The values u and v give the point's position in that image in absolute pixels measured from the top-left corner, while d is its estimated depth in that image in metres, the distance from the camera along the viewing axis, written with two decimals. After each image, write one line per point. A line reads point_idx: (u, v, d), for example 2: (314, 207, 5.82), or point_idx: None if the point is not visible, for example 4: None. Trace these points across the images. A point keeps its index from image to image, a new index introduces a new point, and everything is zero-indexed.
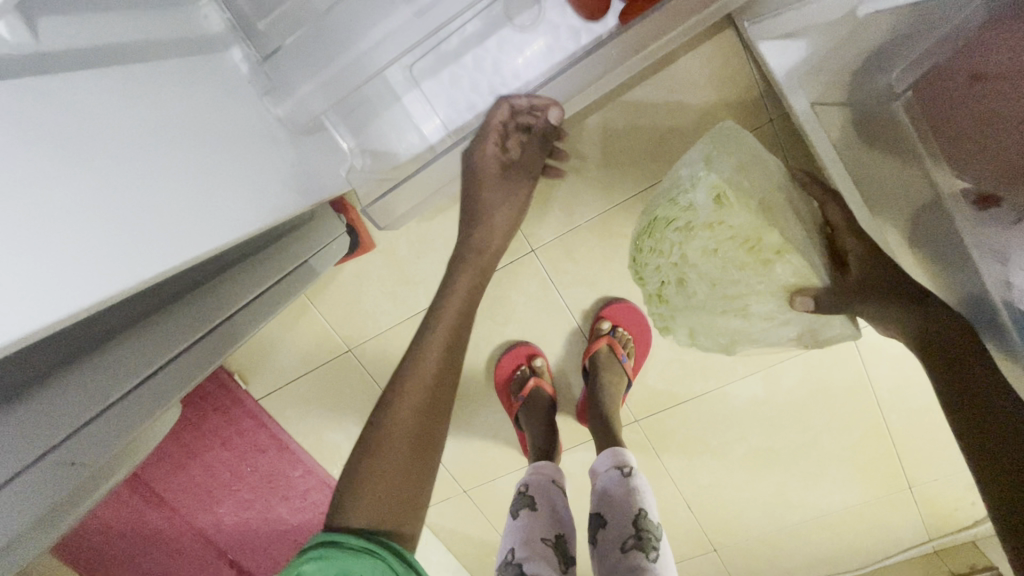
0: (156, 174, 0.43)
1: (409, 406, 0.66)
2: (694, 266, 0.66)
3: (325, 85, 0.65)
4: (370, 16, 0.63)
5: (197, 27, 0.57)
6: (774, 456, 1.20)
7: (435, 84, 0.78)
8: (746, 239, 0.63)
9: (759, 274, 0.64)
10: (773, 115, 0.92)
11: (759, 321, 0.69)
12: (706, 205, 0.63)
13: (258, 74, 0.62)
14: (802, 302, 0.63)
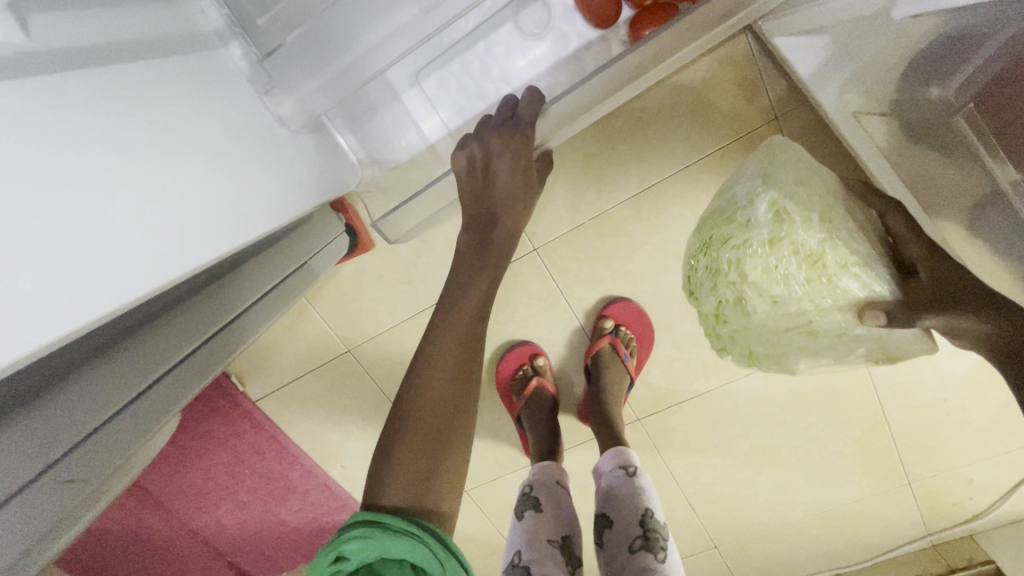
0: (162, 181, 0.42)
1: (438, 374, 0.59)
2: (753, 282, 0.66)
3: (328, 83, 0.63)
4: (372, 15, 0.60)
5: (194, 23, 0.54)
6: (776, 453, 1.20)
7: (435, 81, 0.75)
8: (804, 253, 0.62)
9: (822, 287, 0.62)
10: (778, 113, 0.92)
11: (828, 342, 0.65)
12: (765, 221, 0.64)
13: (258, 70, 0.59)
14: (872, 316, 0.59)
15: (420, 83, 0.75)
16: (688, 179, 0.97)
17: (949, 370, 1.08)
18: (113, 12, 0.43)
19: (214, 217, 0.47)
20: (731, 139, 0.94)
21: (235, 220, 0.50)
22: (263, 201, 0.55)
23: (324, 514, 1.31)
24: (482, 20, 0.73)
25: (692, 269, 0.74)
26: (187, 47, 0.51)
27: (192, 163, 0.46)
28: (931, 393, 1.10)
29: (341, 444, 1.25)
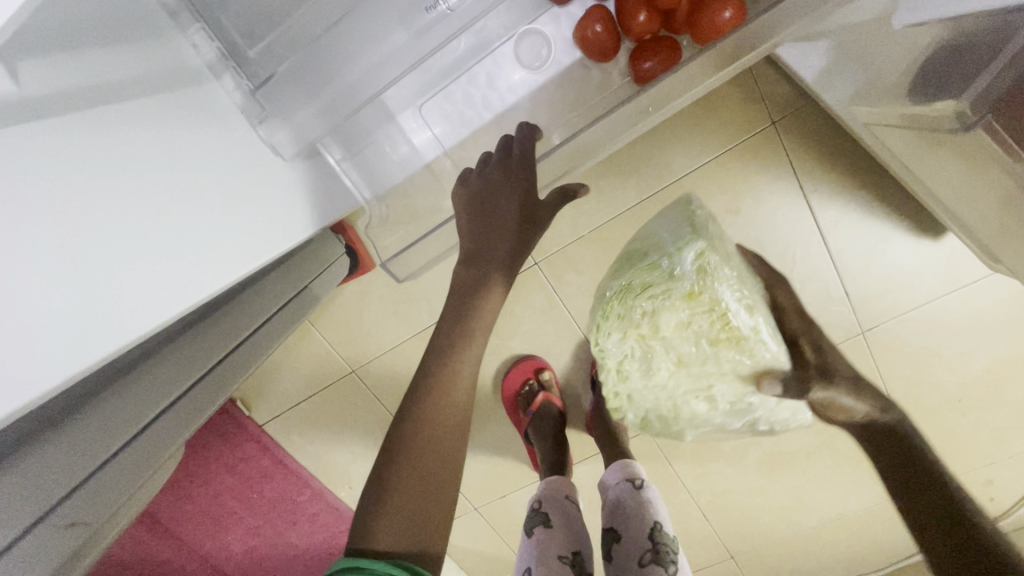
0: (164, 222, 0.43)
1: (440, 407, 0.58)
2: (665, 336, 0.60)
3: (323, 109, 0.60)
4: (366, 36, 0.59)
5: (186, 58, 0.53)
6: (789, 460, 1.18)
7: (435, 105, 0.76)
8: (720, 311, 0.58)
9: (731, 353, 0.59)
10: (775, 117, 0.92)
11: (717, 406, 0.64)
12: (688, 274, 0.59)
13: (250, 101, 0.57)
14: (768, 387, 0.57)
15: (424, 116, 0.76)
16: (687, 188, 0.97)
17: (963, 370, 1.06)
18: (101, 51, 0.42)
19: (218, 251, 0.48)
20: (728, 145, 0.94)
21: (241, 248, 0.51)
22: (267, 225, 0.56)
23: (333, 538, 1.29)
24: (474, 40, 0.74)
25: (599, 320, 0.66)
26: (179, 82, 0.50)
27: (193, 197, 0.47)
28: (944, 394, 1.08)
29: (349, 465, 1.24)
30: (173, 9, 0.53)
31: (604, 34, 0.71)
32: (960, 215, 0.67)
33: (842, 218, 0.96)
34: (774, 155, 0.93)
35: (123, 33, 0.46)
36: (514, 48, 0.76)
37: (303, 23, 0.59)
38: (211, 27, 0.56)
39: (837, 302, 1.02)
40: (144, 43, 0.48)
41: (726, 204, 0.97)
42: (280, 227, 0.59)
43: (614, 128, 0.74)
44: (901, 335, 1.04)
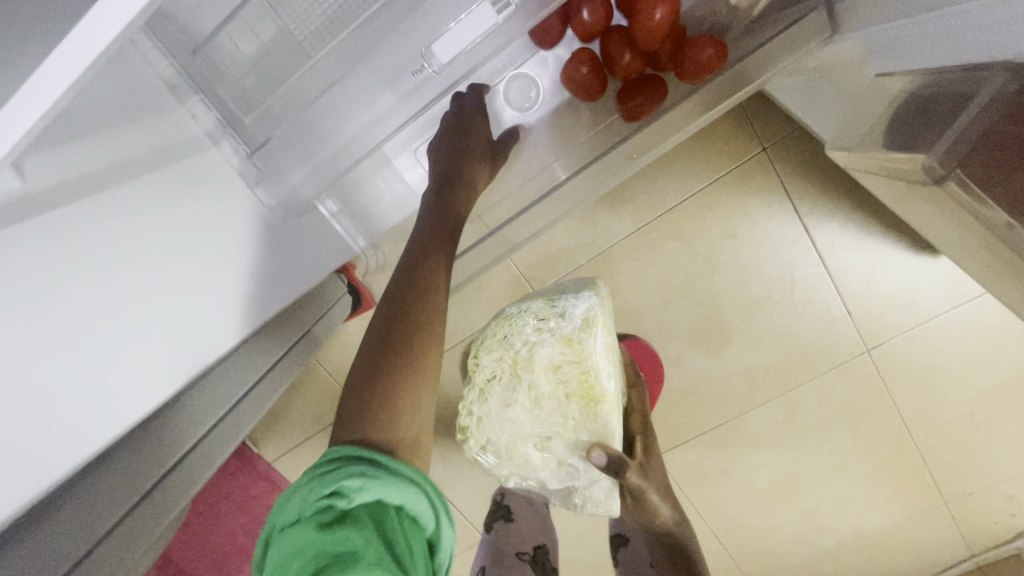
0: (136, 321, 0.45)
1: (413, 308, 0.59)
2: (533, 373, 0.73)
3: (316, 171, 0.59)
4: (359, 101, 0.56)
5: (182, 129, 0.53)
6: (802, 480, 1.16)
7: (427, 147, 0.79)
8: (586, 366, 0.72)
9: (580, 410, 0.73)
10: (765, 143, 0.94)
11: (547, 459, 0.78)
12: (575, 319, 0.73)
13: (248, 165, 0.57)
14: (598, 455, 0.71)
15: (419, 159, 0.78)
16: (683, 215, 0.98)
17: (973, 384, 1.05)
18: (94, 144, 0.45)
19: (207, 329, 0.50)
20: (720, 171, 0.95)
21: (236, 318, 0.53)
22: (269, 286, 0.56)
23: None
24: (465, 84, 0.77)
25: (489, 333, 0.79)
26: (173, 157, 0.52)
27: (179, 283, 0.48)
28: (955, 409, 1.07)
29: None
30: (172, 82, 0.54)
31: (591, 76, 0.73)
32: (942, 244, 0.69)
33: (839, 238, 0.97)
34: (766, 180, 0.95)
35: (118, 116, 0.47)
36: (504, 90, 0.79)
37: (301, 85, 0.57)
38: (208, 95, 0.56)
39: (840, 321, 1.02)
40: (142, 123, 0.50)
41: (723, 229, 0.98)
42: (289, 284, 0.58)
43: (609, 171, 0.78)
44: (908, 352, 1.03)
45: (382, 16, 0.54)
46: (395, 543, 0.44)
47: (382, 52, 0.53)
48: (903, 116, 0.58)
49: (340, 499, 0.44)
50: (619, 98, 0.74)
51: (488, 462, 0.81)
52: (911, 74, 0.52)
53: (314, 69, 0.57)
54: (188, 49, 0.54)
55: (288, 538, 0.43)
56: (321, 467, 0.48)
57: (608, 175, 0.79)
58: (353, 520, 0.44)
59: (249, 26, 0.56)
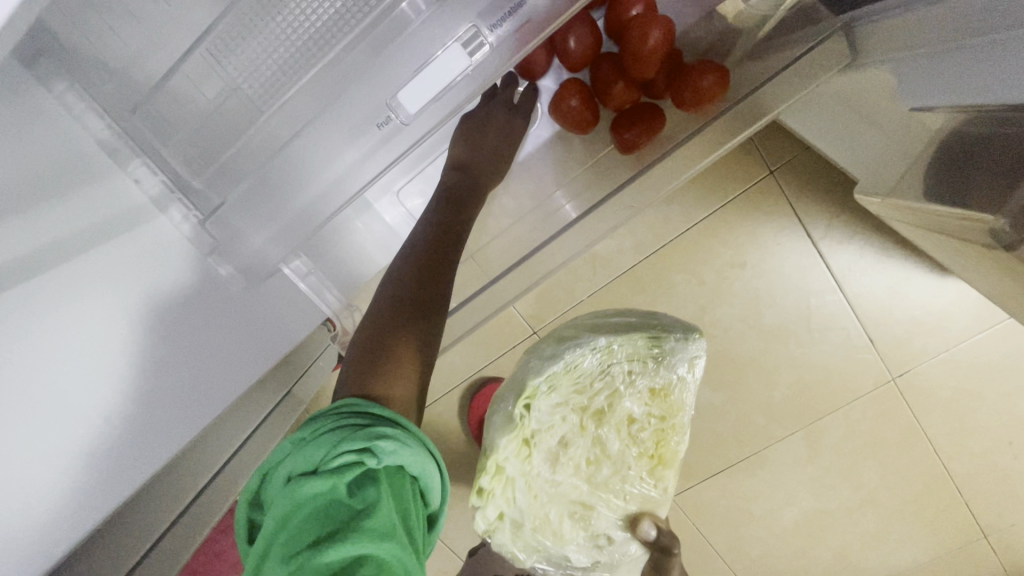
0: (63, 440, 0.42)
1: (425, 273, 0.59)
2: (604, 425, 0.62)
3: (283, 231, 0.52)
4: (328, 145, 0.49)
5: (120, 200, 0.49)
6: (830, 518, 1.06)
7: (412, 188, 0.71)
8: (667, 425, 0.65)
9: (641, 471, 0.66)
10: (773, 166, 0.88)
11: (579, 530, 0.67)
12: (674, 373, 0.61)
13: (201, 233, 0.52)
14: (645, 528, 0.67)
15: (402, 201, 0.71)
16: (688, 244, 0.91)
17: (1009, 411, 0.97)
18: (16, 230, 0.40)
19: (151, 439, 0.46)
20: (726, 198, 0.89)
21: (200, 407, 0.50)
22: (224, 374, 0.52)
23: None
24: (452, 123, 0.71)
25: (559, 370, 0.59)
26: (113, 229, 0.48)
27: (116, 390, 0.45)
28: (992, 437, 0.99)
29: None
30: (110, 145, 0.49)
31: (582, 107, 0.67)
32: (973, 283, 0.63)
33: (857, 261, 0.90)
34: (776, 204, 0.89)
35: (52, 188, 0.43)
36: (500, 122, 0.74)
37: (269, 131, 0.51)
38: (154, 158, 0.51)
39: (863, 349, 0.95)
40: (77, 194, 0.45)
41: (732, 257, 0.92)
42: (244, 370, 0.54)
43: (614, 215, 0.74)
44: (937, 379, 0.96)
45: (346, 62, 0.47)
46: (410, 516, 0.42)
47: (356, 94, 0.46)
48: (947, 162, 0.51)
49: (368, 458, 0.41)
50: (614, 128, 0.69)
51: (499, 539, 0.63)
52: (953, 110, 0.46)
53: (283, 111, 0.50)
54: (128, 107, 0.49)
55: (303, 488, 0.40)
56: (343, 419, 0.45)
57: (617, 219, 0.74)
58: (376, 482, 0.41)
59: (194, 80, 0.49)
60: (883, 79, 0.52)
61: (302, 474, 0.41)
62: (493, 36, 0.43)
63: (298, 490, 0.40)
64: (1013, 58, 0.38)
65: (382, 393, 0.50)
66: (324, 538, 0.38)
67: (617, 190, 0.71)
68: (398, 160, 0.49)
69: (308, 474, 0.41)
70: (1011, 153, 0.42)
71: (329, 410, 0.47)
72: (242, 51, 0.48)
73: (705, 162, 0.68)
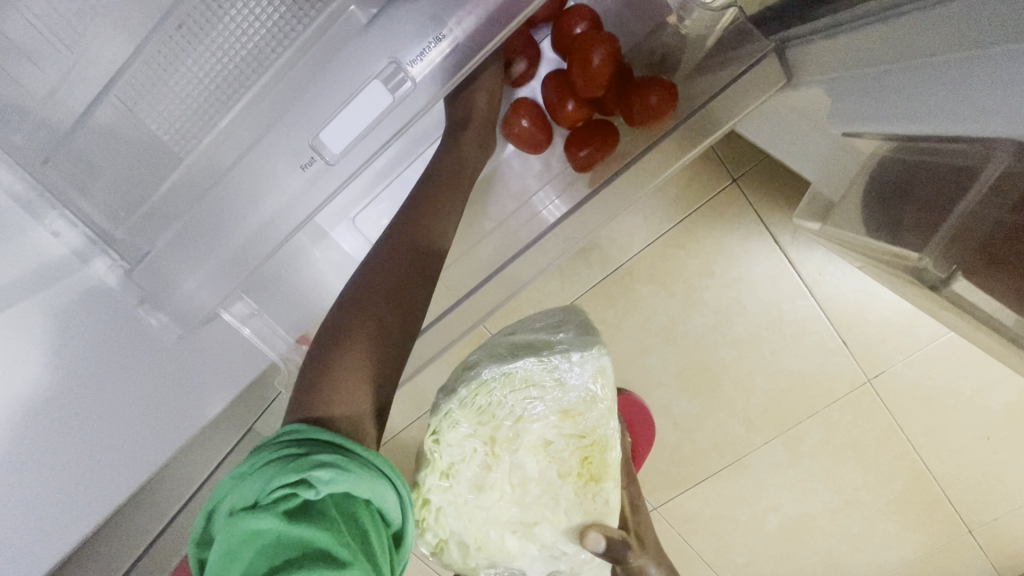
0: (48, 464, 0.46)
1: (387, 268, 0.54)
2: (518, 451, 0.57)
3: (216, 274, 0.51)
4: (257, 184, 0.47)
5: (40, 257, 0.47)
6: (813, 521, 1.05)
7: (370, 215, 0.67)
8: (588, 439, 0.60)
9: (577, 488, 0.60)
10: (736, 175, 0.87)
11: (528, 548, 0.60)
12: (579, 388, 0.58)
13: (130, 284, 0.51)
14: (594, 540, 0.59)
15: (359, 229, 0.67)
16: (656, 256, 0.90)
17: (983, 406, 0.96)
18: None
19: (113, 465, 0.49)
20: (691, 209, 0.88)
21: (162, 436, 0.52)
22: (134, 449, 0.50)
23: None
24: (406, 143, 0.66)
25: (453, 404, 0.55)
26: (43, 283, 0.46)
27: (83, 426, 0.47)
28: (970, 432, 0.98)
29: None
30: (24, 197, 0.47)
31: (533, 129, 0.66)
32: None
33: (826, 266, 0.90)
34: (742, 212, 0.88)
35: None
36: None
37: (195, 169, 0.49)
38: (74, 210, 0.49)
39: (837, 353, 0.94)
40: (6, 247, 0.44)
41: (700, 267, 0.91)
42: (163, 440, 0.51)
43: (576, 236, 0.70)
44: (911, 378, 0.95)
45: (265, 104, 0.46)
46: (368, 540, 0.37)
47: (281, 134, 0.45)
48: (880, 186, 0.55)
49: (304, 492, 0.36)
50: (568, 148, 0.67)
51: (446, 559, 0.59)
52: (896, 138, 0.46)
53: (211, 150, 0.48)
54: (37, 158, 0.47)
55: (241, 525, 0.35)
56: (283, 447, 0.39)
57: (578, 237, 0.70)
58: (320, 513, 0.36)
59: (109, 126, 0.48)
60: (822, 96, 0.52)
61: (240, 509, 0.36)
62: (414, 71, 0.42)
63: (236, 527, 0.35)
64: (940, 83, 0.37)
65: (325, 411, 0.44)
66: (276, 573, 0.34)
67: (576, 208, 0.69)
68: (351, 176, 0.48)
69: (246, 509, 0.36)
70: (945, 180, 0.44)
71: (272, 436, 0.41)
72: (158, 96, 0.47)
73: (666, 173, 0.65)
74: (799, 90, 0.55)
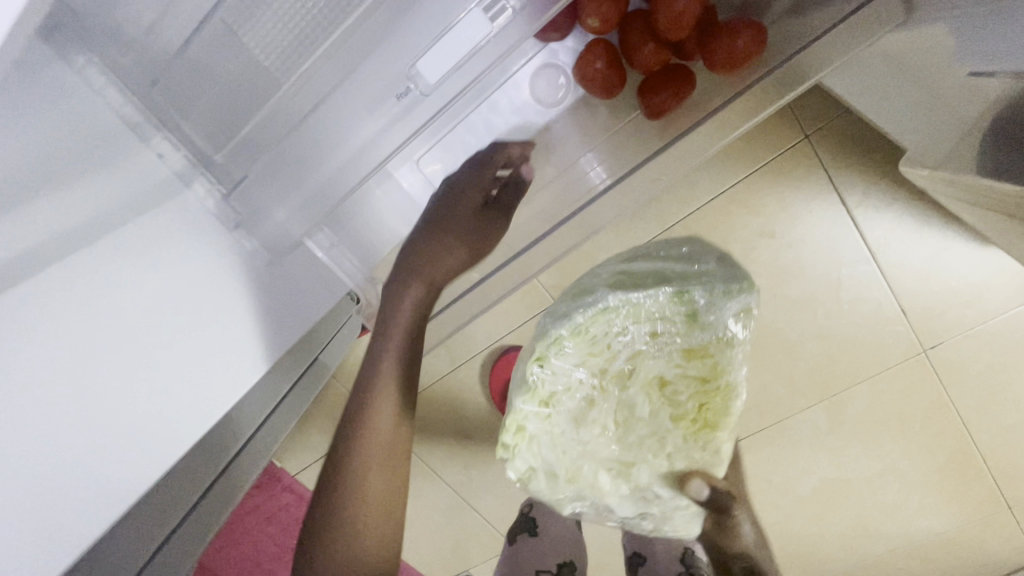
0: (157, 358, 0.47)
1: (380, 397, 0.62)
2: (630, 387, 0.59)
3: (306, 205, 0.58)
4: (346, 118, 0.54)
5: (147, 173, 0.52)
6: (847, 486, 1.06)
7: (431, 157, 0.68)
8: (711, 383, 0.59)
9: (692, 434, 0.59)
10: (809, 130, 0.84)
11: (620, 487, 0.61)
12: (709, 327, 0.57)
13: (224, 206, 0.57)
14: (697, 486, 0.59)
15: (421, 170, 0.68)
16: (715, 213, 0.89)
17: None
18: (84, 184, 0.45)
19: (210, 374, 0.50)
20: (755, 166, 0.86)
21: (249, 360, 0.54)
22: (208, 393, 0.49)
23: None
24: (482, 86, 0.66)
25: (565, 332, 0.57)
26: (95, 233, 0.46)
27: (185, 327, 0.49)
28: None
29: None
30: (132, 120, 0.51)
31: (608, 70, 0.64)
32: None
33: (892, 231, 0.87)
34: (811, 169, 0.85)
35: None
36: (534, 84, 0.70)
37: (288, 97, 0.54)
38: (175, 133, 0.54)
39: (893, 321, 0.92)
40: (70, 188, 0.44)
41: (760, 227, 0.89)
42: (201, 417, 0.48)
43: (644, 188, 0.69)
44: (970, 351, 0.93)
45: (362, 31, 0.50)
46: None
47: (378, 65, 0.51)
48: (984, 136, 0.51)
49: None
50: (646, 92, 0.65)
51: (533, 487, 0.60)
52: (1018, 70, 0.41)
53: (307, 79, 0.52)
54: (145, 81, 0.51)
55: None
56: None
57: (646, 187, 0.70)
58: None
59: (208, 49, 0.51)
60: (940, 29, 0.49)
61: None
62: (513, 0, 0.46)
63: None
64: None
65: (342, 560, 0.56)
66: None
67: (645, 158, 0.68)
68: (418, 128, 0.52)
69: None
70: None
71: None
72: (247, 36, 0.50)
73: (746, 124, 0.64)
74: (922, 25, 0.52)
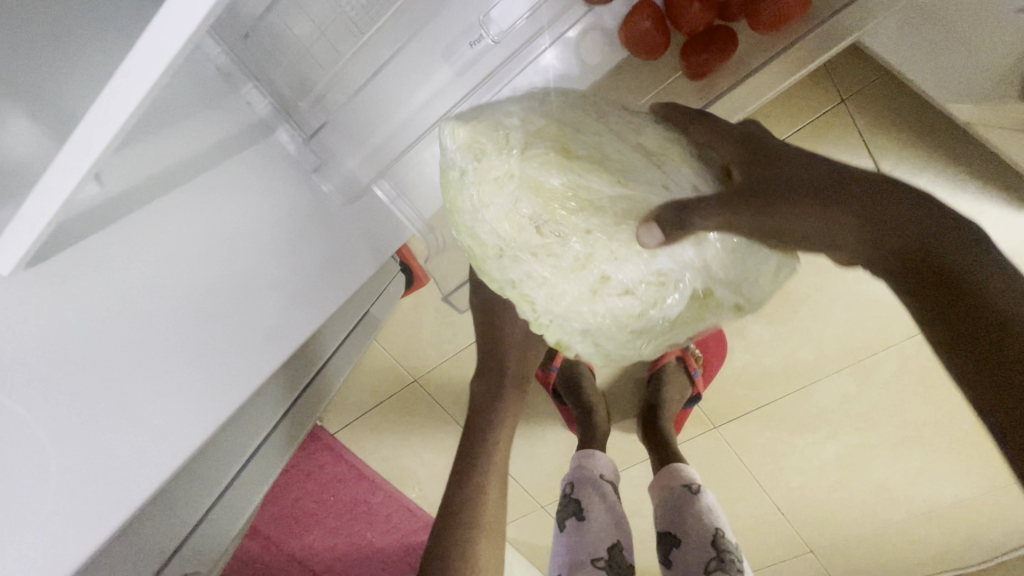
0: (217, 305, 0.45)
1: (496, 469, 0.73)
2: (517, 246, 0.56)
3: (371, 154, 0.62)
4: (414, 72, 0.59)
5: (240, 117, 0.57)
6: (870, 451, 1.09)
7: None
8: (556, 167, 0.50)
9: (604, 223, 0.52)
10: (845, 94, 0.86)
11: (632, 291, 0.57)
12: (495, 127, 0.51)
13: (305, 150, 0.61)
14: (648, 238, 0.49)
15: None
16: None
17: None
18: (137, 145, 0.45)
19: (268, 317, 0.48)
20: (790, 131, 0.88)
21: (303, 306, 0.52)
22: (270, 335, 0.47)
23: (404, 538, 1.38)
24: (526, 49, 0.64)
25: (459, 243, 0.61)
26: (153, 187, 0.45)
27: (239, 276, 0.48)
28: None
29: (412, 466, 1.31)
30: (227, 69, 0.57)
31: (654, 32, 0.66)
32: None
33: None
34: (846, 133, 0.87)
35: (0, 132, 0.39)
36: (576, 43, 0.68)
37: (365, 48, 0.58)
38: (264, 82, 0.59)
39: None
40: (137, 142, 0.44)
41: None
42: (264, 359, 0.46)
43: None
44: None
45: None
46: None
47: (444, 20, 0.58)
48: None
49: None
50: (689, 52, 0.67)
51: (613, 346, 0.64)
52: None
53: (382, 34, 0.57)
54: (239, 33, 0.56)
55: None
56: None
57: None
58: None
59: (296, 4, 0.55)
60: None
61: None
62: None
63: None
64: None
65: None
66: None
67: None
68: (471, 89, 0.60)
69: None
70: None
71: None
72: None
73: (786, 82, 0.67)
74: None
